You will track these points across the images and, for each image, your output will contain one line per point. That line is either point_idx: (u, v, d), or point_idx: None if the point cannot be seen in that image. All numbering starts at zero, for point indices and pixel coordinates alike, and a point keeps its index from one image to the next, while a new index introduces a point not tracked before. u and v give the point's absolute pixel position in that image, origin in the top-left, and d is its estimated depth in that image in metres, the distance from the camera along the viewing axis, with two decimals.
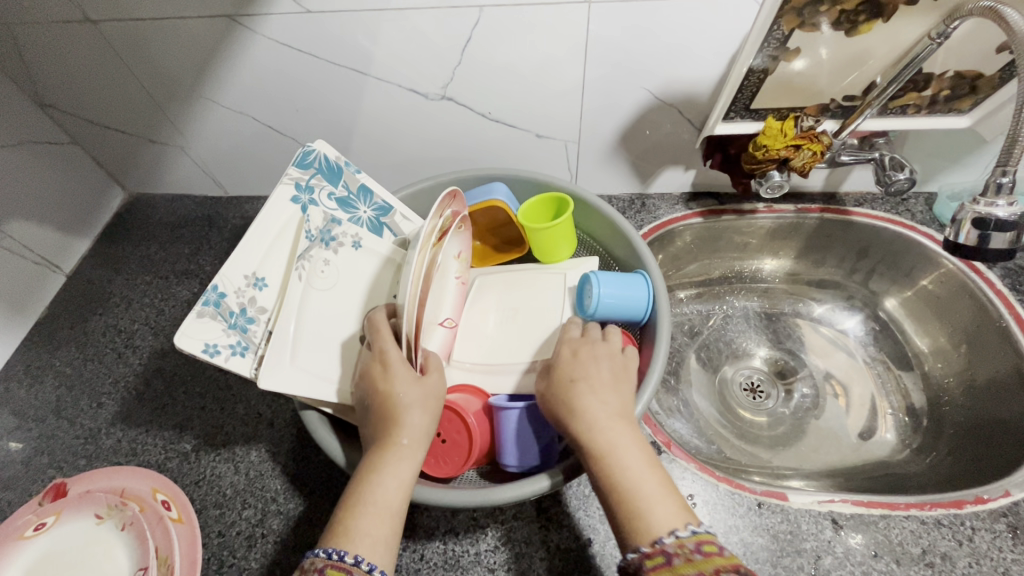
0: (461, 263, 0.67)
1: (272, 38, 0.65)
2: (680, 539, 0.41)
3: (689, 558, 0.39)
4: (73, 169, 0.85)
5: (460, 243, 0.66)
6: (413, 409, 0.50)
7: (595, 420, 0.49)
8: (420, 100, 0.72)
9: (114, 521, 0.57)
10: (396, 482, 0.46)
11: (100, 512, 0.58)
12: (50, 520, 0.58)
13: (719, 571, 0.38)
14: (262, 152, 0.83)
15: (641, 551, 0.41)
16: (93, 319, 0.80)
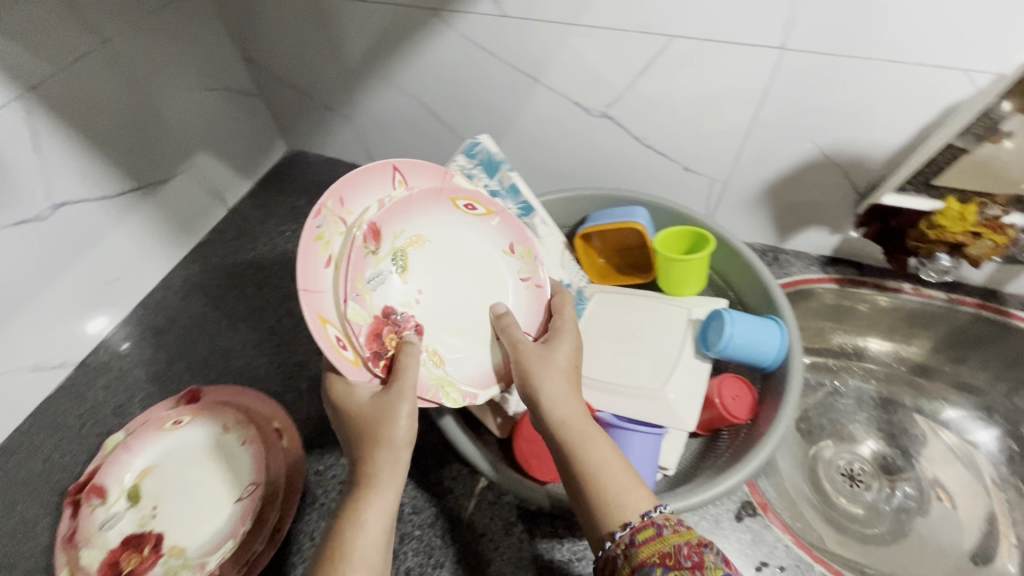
0: (521, 259, 0.64)
1: (464, 35, 0.70)
2: (664, 513, 0.44)
3: (676, 529, 0.42)
4: (255, 119, 0.95)
5: (493, 234, 0.63)
6: (395, 441, 0.49)
7: (557, 407, 0.51)
8: (580, 115, 0.74)
9: (236, 435, 0.64)
10: (376, 520, 0.46)
11: (226, 424, 0.64)
12: (186, 419, 0.65)
13: (703, 542, 0.41)
14: (418, 136, 0.89)
15: (632, 527, 0.43)
16: (243, 253, 0.89)
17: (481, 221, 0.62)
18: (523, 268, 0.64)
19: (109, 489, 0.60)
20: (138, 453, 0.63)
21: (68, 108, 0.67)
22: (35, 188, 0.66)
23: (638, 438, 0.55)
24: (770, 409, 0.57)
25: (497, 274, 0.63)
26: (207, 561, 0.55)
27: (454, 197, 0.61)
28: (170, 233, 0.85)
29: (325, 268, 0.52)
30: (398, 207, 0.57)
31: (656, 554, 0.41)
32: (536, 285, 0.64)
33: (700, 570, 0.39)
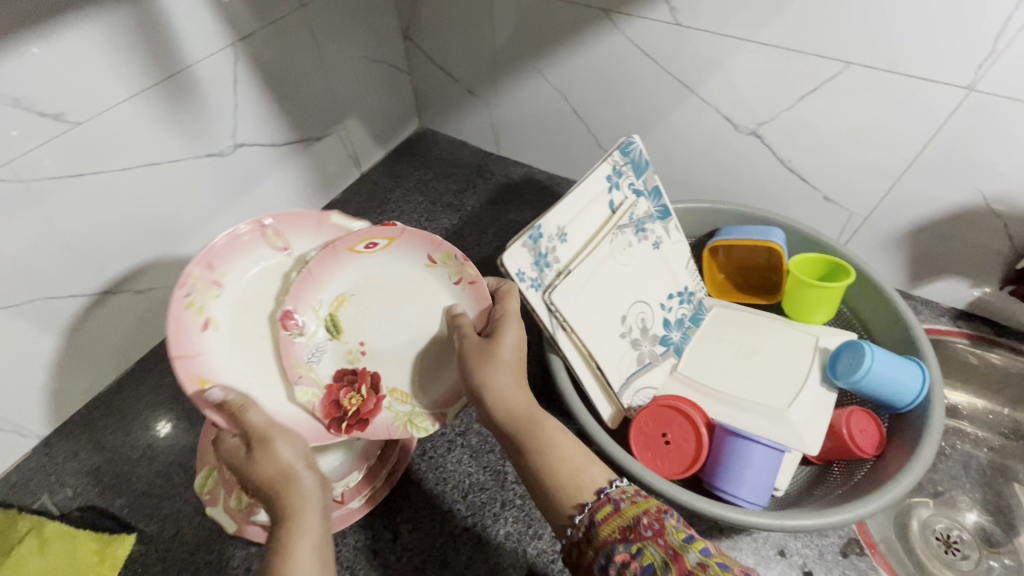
0: (444, 270, 0.58)
1: (630, 37, 0.73)
2: (620, 488, 0.46)
3: (632, 499, 0.44)
4: (399, 94, 1.01)
5: (404, 257, 0.58)
6: (297, 470, 0.49)
7: (499, 390, 0.51)
8: (728, 130, 0.75)
9: None
10: (305, 544, 0.44)
11: None
12: None
13: (661, 508, 0.43)
14: (553, 130, 0.92)
15: (589, 509, 0.45)
16: (372, 215, 0.94)
17: (389, 252, 0.58)
18: (449, 271, 0.58)
19: None
20: None
21: (266, 59, 0.74)
22: (227, 126, 0.73)
23: (759, 449, 0.56)
24: (902, 453, 0.55)
25: (430, 293, 0.59)
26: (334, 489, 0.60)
27: (353, 243, 0.57)
28: (313, 188, 0.92)
29: (202, 331, 0.54)
30: (306, 279, 0.56)
31: (616, 528, 0.43)
32: (471, 284, 0.57)
33: (662, 536, 0.41)
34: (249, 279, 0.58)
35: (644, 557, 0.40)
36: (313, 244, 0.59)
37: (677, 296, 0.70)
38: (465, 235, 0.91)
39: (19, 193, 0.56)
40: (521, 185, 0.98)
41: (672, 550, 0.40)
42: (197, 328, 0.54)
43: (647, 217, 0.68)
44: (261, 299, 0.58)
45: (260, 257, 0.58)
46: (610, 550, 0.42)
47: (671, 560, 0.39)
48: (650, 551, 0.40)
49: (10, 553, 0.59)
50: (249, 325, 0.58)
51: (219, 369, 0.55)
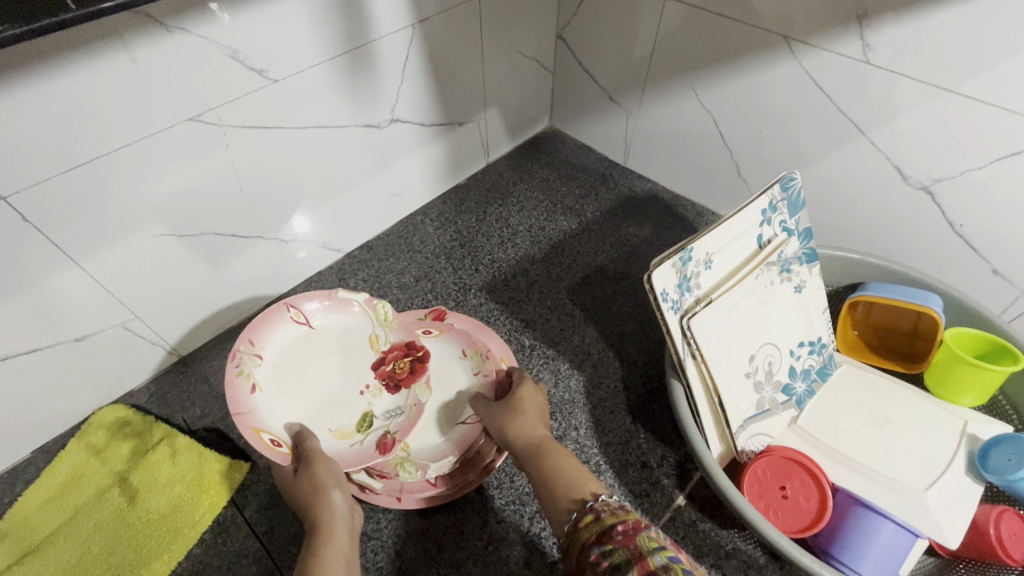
0: (470, 362, 0.65)
1: (807, 68, 0.70)
2: (605, 501, 0.47)
3: (614, 512, 0.45)
4: (538, 92, 1.03)
5: (448, 346, 0.67)
6: (331, 489, 0.52)
7: (510, 429, 0.57)
8: (895, 181, 0.70)
9: (472, 363, 0.65)
10: (337, 556, 0.49)
11: (465, 351, 0.66)
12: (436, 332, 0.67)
13: (639, 519, 0.44)
14: (691, 150, 0.90)
15: (575, 517, 0.47)
16: (493, 205, 0.96)
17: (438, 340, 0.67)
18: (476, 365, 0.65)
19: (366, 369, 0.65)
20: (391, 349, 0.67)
21: (433, 43, 0.78)
22: (387, 101, 0.77)
23: (889, 525, 0.53)
24: None
25: (451, 379, 0.65)
26: (429, 467, 0.60)
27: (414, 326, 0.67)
28: (444, 170, 0.95)
29: (251, 393, 0.56)
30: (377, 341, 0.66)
31: (594, 533, 0.44)
32: (487, 378, 0.64)
33: (632, 540, 0.41)
34: (284, 348, 0.61)
35: (612, 558, 0.41)
36: (329, 319, 0.64)
37: (808, 346, 0.66)
38: (582, 241, 0.91)
39: (215, 135, 0.62)
40: (644, 201, 0.97)
41: (638, 552, 0.40)
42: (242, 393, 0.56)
43: (794, 258, 0.65)
44: (291, 365, 0.61)
45: (284, 331, 0.61)
46: (586, 555, 0.43)
47: (635, 561, 0.40)
48: (619, 553, 0.41)
49: (146, 454, 0.66)
50: (286, 388, 0.59)
51: (270, 418, 0.57)
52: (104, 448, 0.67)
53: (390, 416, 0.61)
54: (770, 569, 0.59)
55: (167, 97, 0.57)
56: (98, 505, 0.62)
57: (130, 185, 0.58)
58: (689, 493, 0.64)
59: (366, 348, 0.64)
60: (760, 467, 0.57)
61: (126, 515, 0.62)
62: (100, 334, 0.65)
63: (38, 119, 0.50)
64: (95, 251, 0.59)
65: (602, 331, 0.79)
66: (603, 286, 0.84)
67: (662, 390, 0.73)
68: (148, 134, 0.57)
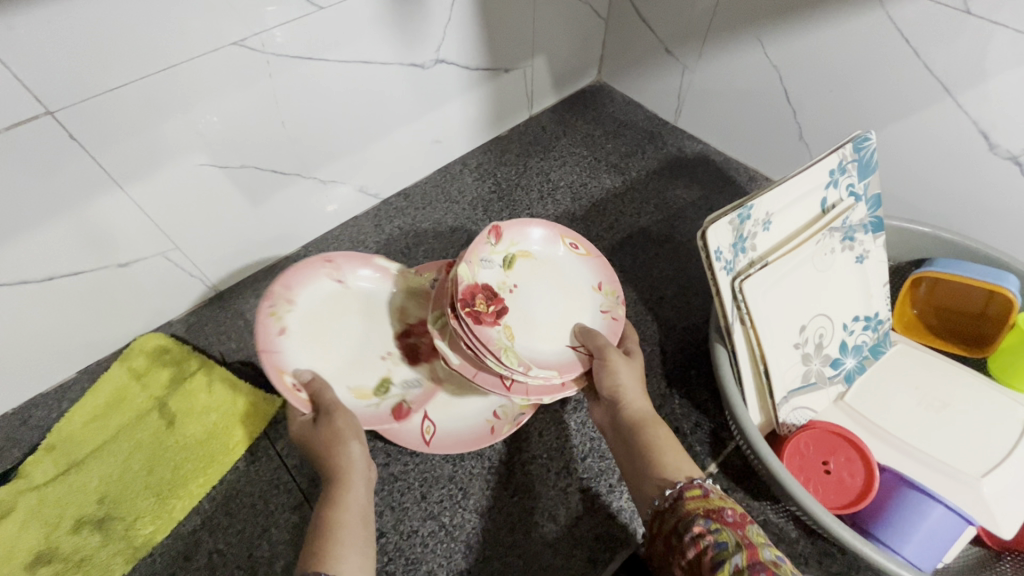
0: (604, 297, 0.61)
1: (894, 18, 0.63)
2: (710, 484, 0.46)
3: (720, 496, 0.45)
4: (589, 41, 0.97)
5: (586, 271, 0.63)
6: (352, 441, 0.51)
7: (631, 393, 0.55)
8: (980, 149, 0.64)
9: (606, 299, 0.61)
10: (355, 507, 0.48)
11: (602, 283, 0.62)
12: (582, 252, 0.63)
13: (746, 512, 0.43)
14: (751, 109, 0.84)
15: (681, 487, 0.46)
16: (534, 159, 0.93)
17: (582, 263, 0.63)
18: (607, 303, 0.61)
19: (500, 244, 0.60)
20: (533, 242, 0.62)
21: None
22: (433, 39, 0.74)
23: (939, 509, 0.50)
24: None
25: (576, 307, 0.61)
26: (532, 368, 0.54)
27: (565, 236, 0.63)
28: (486, 120, 0.92)
29: (279, 335, 0.56)
30: (524, 224, 0.62)
31: (701, 507, 0.43)
32: (613, 319, 0.60)
33: (743, 528, 0.41)
34: (315, 300, 0.59)
35: (719, 535, 0.41)
36: (364, 283, 0.63)
37: (863, 320, 0.62)
38: (626, 201, 0.87)
39: (258, 63, 0.60)
40: (693, 162, 0.92)
41: (749, 541, 0.40)
42: (267, 332, 0.54)
43: (859, 226, 0.61)
44: (323, 318, 0.59)
45: (317, 287, 0.60)
46: (684, 524, 0.43)
47: (745, 546, 0.39)
48: (727, 533, 0.41)
49: (185, 382, 0.67)
50: (313, 336, 0.58)
51: (294, 362, 0.56)
52: (145, 372, 0.69)
53: (408, 385, 0.60)
54: (803, 543, 0.57)
55: (212, 18, 0.55)
56: (138, 426, 0.64)
57: (173, 110, 0.58)
58: (722, 462, 0.62)
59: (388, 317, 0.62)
60: (802, 442, 0.55)
61: (165, 437, 0.64)
62: (142, 262, 0.66)
63: (87, 33, 0.49)
64: (138, 176, 0.59)
65: (640, 293, 0.76)
66: (645, 247, 0.81)
67: (701, 357, 0.70)
68: (190, 57, 0.56)
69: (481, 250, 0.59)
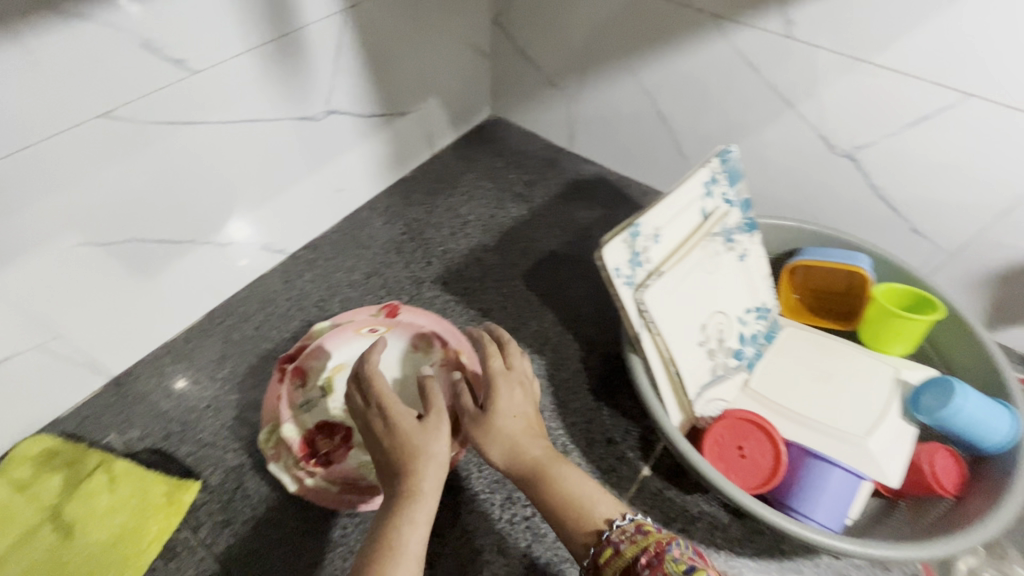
0: (423, 357, 0.68)
1: (735, 45, 0.72)
2: (621, 528, 0.47)
3: (631, 539, 0.45)
4: (478, 79, 1.01)
5: (397, 343, 0.69)
6: (436, 457, 0.49)
7: (528, 437, 0.54)
8: (822, 150, 0.74)
9: (425, 357, 0.68)
10: (417, 530, 0.45)
11: (416, 345, 0.68)
12: (382, 331, 0.69)
13: (659, 544, 0.44)
14: (633, 131, 0.91)
15: (595, 548, 0.47)
16: (441, 196, 0.95)
17: (388, 339, 0.69)
18: (430, 359, 0.68)
19: (308, 377, 0.64)
20: (335, 351, 0.66)
21: (369, 29, 0.75)
22: (322, 91, 0.74)
23: (837, 472, 0.56)
24: (985, 498, 0.54)
25: (408, 378, 0.67)
26: None
27: (360, 329, 0.68)
28: (388, 163, 0.93)
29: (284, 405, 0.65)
30: (319, 348, 0.66)
31: (618, 568, 0.44)
32: (441, 367, 0.67)
33: (660, 570, 0.42)
34: None
35: None
36: None
37: (754, 311, 0.69)
38: (533, 227, 0.91)
39: (132, 133, 0.58)
40: (591, 184, 0.98)
41: None
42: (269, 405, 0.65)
43: (736, 228, 0.67)
44: None
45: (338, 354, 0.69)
46: None
47: None
48: None
49: (81, 487, 0.61)
50: None
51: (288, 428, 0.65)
52: (31, 482, 0.61)
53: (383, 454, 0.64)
54: (734, 528, 0.61)
55: (74, 92, 0.52)
56: (25, 547, 0.57)
57: (39, 192, 0.53)
58: (653, 464, 0.65)
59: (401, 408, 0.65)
60: (716, 435, 0.60)
61: (62, 553, 0.57)
62: (17, 358, 0.59)
63: None
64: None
65: (559, 314, 0.79)
66: (557, 269, 0.85)
67: (622, 367, 0.74)
68: (52, 135, 0.52)
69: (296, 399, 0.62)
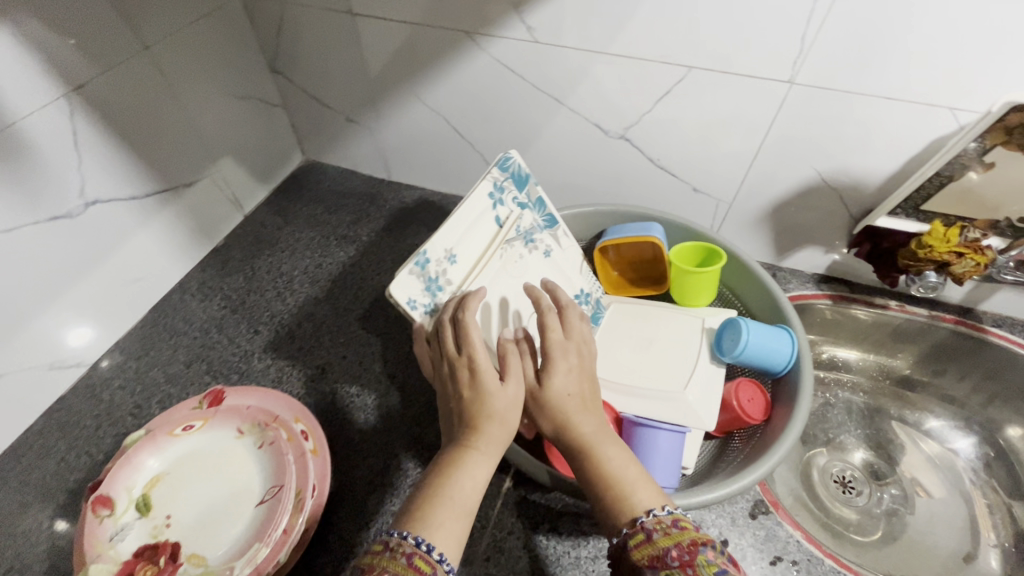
0: (251, 438, 0.62)
1: (495, 56, 0.75)
2: (656, 517, 0.44)
3: (666, 531, 0.42)
4: (275, 129, 0.97)
5: (218, 433, 0.63)
6: (500, 422, 0.49)
7: (584, 422, 0.51)
8: (600, 136, 0.80)
9: (253, 439, 0.62)
10: (473, 484, 0.45)
11: (242, 428, 0.63)
12: (198, 424, 0.63)
13: (694, 542, 0.41)
14: (439, 150, 0.92)
15: (626, 531, 0.44)
16: (261, 258, 0.89)
17: (207, 431, 0.63)
18: (257, 438, 0.62)
19: (116, 501, 0.57)
20: (148, 463, 0.60)
21: (109, 108, 0.68)
22: (68, 185, 0.67)
23: (663, 434, 0.60)
24: (783, 415, 0.61)
25: (236, 466, 0.61)
26: (235, 566, 0.53)
27: (172, 428, 0.62)
28: (190, 237, 0.86)
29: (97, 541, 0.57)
30: (124, 464, 0.58)
31: (646, 556, 0.42)
32: (270, 444, 0.61)
33: (691, 569, 0.39)
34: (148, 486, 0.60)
35: None
36: (191, 461, 0.61)
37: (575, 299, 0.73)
38: (364, 266, 0.88)
39: None
40: (417, 209, 0.98)
41: None
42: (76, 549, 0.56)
43: (534, 228, 0.70)
44: None
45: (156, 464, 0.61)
46: None
47: None
48: None
49: None
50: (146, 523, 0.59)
51: None
52: None
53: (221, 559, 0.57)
54: None
55: None
56: None
57: None
58: (514, 473, 0.66)
59: (233, 500, 0.59)
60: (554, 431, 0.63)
61: None
62: None
63: None
64: None
65: (402, 348, 0.78)
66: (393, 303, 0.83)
67: None
68: None
69: (102, 531, 0.55)
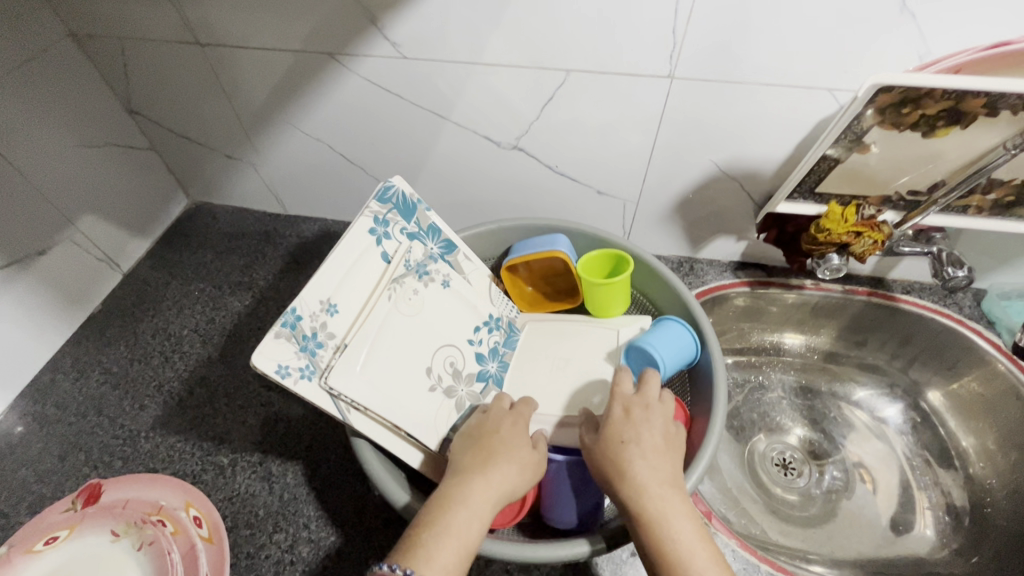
0: (128, 539, 0.55)
1: (365, 77, 0.70)
2: None
3: None
4: (147, 174, 0.88)
5: (90, 539, 0.56)
6: (514, 464, 0.52)
7: (651, 474, 0.49)
8: (493, 148, 0.75)
9: (131, 539, 0.55)
10: (476, 515, 0.47)
11: (117, 529, 0.56)
12: (63, 534, 0.55)
13: None
14: (331, 178, 0.86)
15: None
16: (144, 320, 0.81)
17: (76, 540, 0.55)
18: (136, 537, 0.55)
19: None
20: None
21: None
22: None
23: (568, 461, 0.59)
24: (701, 424, 0.59)
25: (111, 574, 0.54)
26: None
27: (34, 544, 0.54)
28: (54, 310, 0.77)
29: None
30: None
31: None
32: (151, 543, 0.55)
33: None
34: None
35: None
36: None
37: (484, 326, 0.69)
38: (262, 315, 0.81)
39: None
40: (317, 243, 0.91)
41: None
42: None
43: (427, 258, 0.65)
44: None
45: None
46: None
47: None
48: None
49: None
50: None
51: None
52: None
53: None
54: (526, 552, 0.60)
55: None
56: None
57: None
58: None
59: None
60: None
61: None
62: None
63: None
64: None
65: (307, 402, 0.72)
66: None
67: None
68: None
69: None
